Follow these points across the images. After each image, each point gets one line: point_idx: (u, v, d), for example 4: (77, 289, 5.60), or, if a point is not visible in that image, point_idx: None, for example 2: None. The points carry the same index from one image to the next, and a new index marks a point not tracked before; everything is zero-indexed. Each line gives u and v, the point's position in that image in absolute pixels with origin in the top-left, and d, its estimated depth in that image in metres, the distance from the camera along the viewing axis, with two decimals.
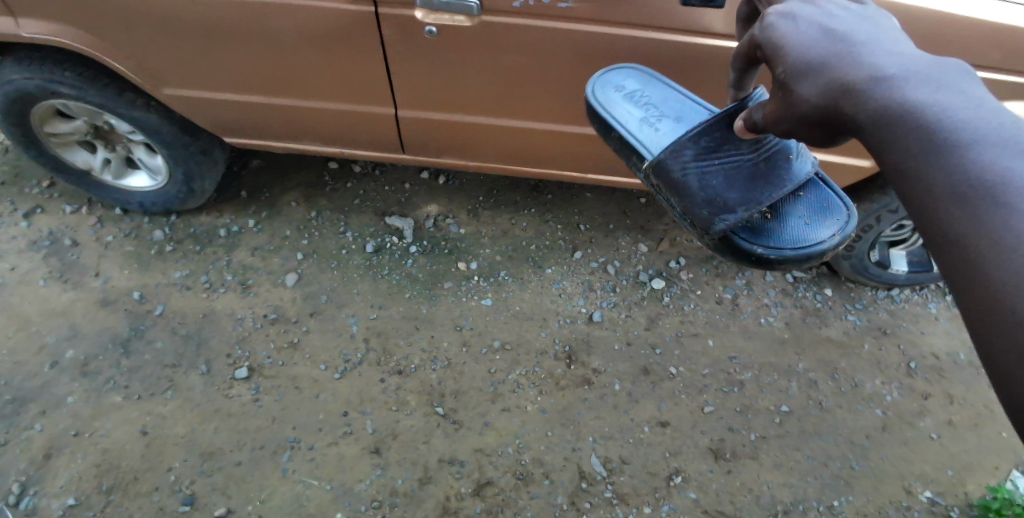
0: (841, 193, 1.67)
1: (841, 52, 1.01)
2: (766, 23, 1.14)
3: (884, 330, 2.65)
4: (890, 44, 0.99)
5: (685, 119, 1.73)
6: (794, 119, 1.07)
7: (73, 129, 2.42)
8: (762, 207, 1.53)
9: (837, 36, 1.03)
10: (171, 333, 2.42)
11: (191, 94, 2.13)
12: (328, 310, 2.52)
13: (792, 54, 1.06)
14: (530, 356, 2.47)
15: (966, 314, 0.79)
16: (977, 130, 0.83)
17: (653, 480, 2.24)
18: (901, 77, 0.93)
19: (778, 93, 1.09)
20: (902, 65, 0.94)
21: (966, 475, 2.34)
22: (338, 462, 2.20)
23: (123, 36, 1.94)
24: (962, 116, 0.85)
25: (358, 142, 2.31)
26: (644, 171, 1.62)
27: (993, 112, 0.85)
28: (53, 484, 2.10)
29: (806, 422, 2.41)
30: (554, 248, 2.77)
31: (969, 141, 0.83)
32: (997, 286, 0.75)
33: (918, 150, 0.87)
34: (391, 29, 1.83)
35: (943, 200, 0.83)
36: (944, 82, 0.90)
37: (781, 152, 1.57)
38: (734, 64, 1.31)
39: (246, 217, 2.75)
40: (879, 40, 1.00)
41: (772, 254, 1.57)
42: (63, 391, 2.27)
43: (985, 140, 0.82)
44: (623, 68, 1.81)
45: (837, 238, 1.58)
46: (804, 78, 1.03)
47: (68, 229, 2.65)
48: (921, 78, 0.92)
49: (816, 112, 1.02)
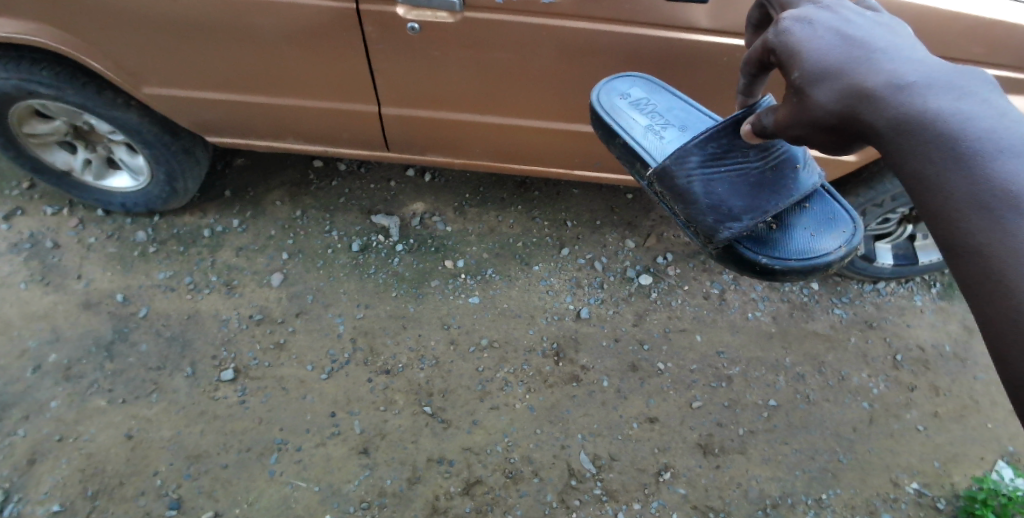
0: (845, 206, 1.70)
1: (861, 59, 1.03)
2: (781, 27, 1.14)
3: (870, 323, 2.67)
4: (907, 53, 1.02)
5: (691, 126, 1.77)
6: (807, 125, 1.09)
7: (52, 130, 2.38)
8: (767, 215, 1.55)
9: (855, 43, 1.05)
10: (155, 335, 2.40)
11: (172, 93, 2.10)
12: (314, 310, 2.51)
13: (809, 59, 1.07)
14: (517, 353, 2.47)
15: (982, 318, 0.86)
16: (1000, 141, 0.88)
17: (642, 476, 2.24)
18: (923, 86, 0.97)
19: (792, 98, 1.11)
20: (923, 74, 0.98)
21: (952, 466, 2.36)
22: (326, 463, 2.19)
23: (100, 35, 1.91)
24: (984, 126, 0.90)
25: (343, 140, 2.30)
26: (649, 179, 1.63)
27: (1014, 121, 0.90)
28: (37, 490, 2.07)
29: (793, 416, 2.42)
30: (541, 245, 2.76)
31: (994, 151, 0.88)
32: (1016, 295, 0.82)
33: (943, 159, 0.91)
34: (373, 27, 1.81)
35: (966, 209, 0.88)
36: (964, 92, 0.95)
37: (788, 161, 1.59)
38: (745, 69, 1.27)
39: (230, 217, 2.72)
40: (896, 47, 1.03)
41: (776, 264, 1.60)
42: (46, 396, 2.24)
43: (1009, 149, 0.87)
44: (628, 75, 1.84)
45: (843, 250, 1.61)
46: (820, 83, 1.05)
47: (49, 230, 2.61)
48: (942, 86, 0.96)
49: (834, 119, 1.05)
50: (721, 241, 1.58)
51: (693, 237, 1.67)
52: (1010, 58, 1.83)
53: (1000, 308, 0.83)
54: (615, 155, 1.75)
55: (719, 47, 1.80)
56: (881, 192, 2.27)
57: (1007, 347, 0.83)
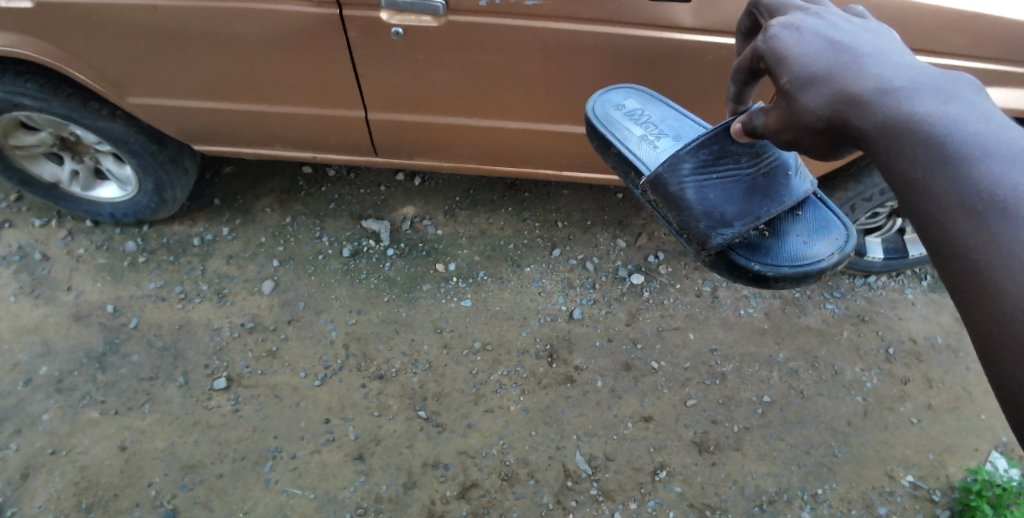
0: (839, 212, 1.70)
1: (848, 64, 1.04)
2: (770, 33, 1.16)
3: (862, 317, 2.67)
4: (895, 57, 1.03)
5: (684, 136, 1.82)
6: (797, 130, 1.10)
7: (38, 141, 2.36)
8: (759, 221, 1.57)
9: (842, 48, 1.06)
10: (147, 345, 2.39)
11: (157, 102, 2.10)
12: (306, 316, 2.50)
13: (797, 64, 1.09)
14: (511, 355, 2.46)
15: (972, 323, 0.84)
16: (986, 143, 0.88)
17: (638, 475, 2.24)
18: (909, 89, 0.97)
19: (782, 103, 1.12)
20: (910, 77, 0.99)
21: (947, 457, 2.37)
22: (321, 470, 2.18)
23: (82, 45, 1.90)
24: (971, 128, 0.90)
25: (330, 146, 2.29)
26: (643, 187, 1.64)
27: (1001, 124, 0.90)
28: (31, 504, 2.06)
29: (787, 411, 2.42)
30: (533, 246, 2.76)
31: (978, 153, 0.87)
32: (1005, 298, 0.80)
33: (928, 160, 0.91)
34: (357, 32, 1.81)
35: (952, 211, 0.87)
36: (951, 95, 0.95)
37: (780, 167, 1.60)
38: (734, 77, 1.30)
39: (220, 225, 2.71)
40: (883, 52, 1.05)
41: (769, 271, 1.61)
42: (38, 409, 2.23)
43: (993, 151, 0.86)
44: (624, 88, 1.89)
45: (836, 257, 1.61)
46: (808, 88, 1.06)
47: (38, 242, 2.60)
48: (928, 89, 0.96)
49: (823, 123, 1.05)
50: (714, 247, 1.59)
51: (685, 242, 1.69)
52: (993, 50, 1.84)
53: (987, 311, 0.82)
54: (611, 163, 1.82)
55: (702, 45, 1.80)
56: (869, 186, 2.27)
57: (996, 350, 0.81)
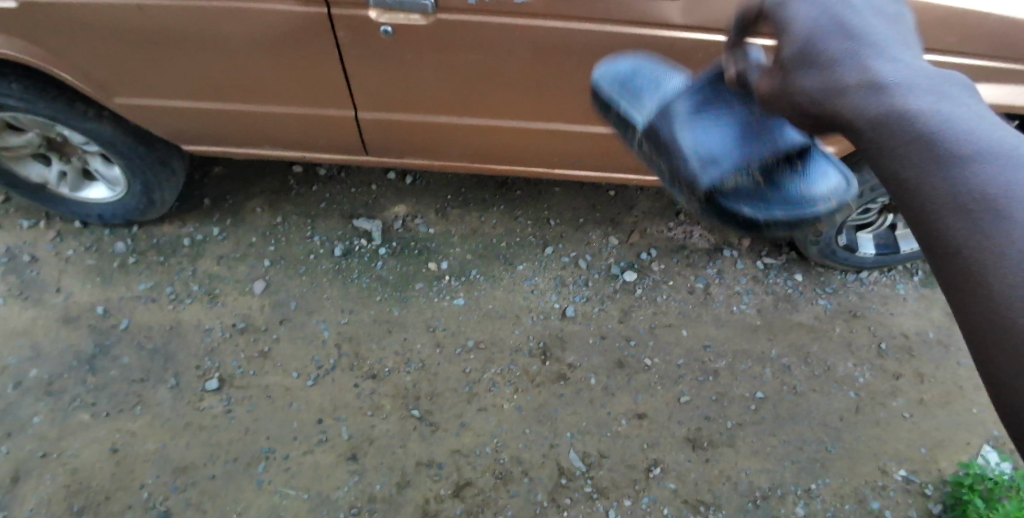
0: None
1: (843, 42, 0.84)
2: None
3: (854, 313, 2.68)
4: (894, 49, 0.83)
5: None
6: (787, 111, 0.91)
7: (25, 143, 2.32)
8: None
9: (841, 21, 0.86)
10: (137, 347, 2.37)
11: (144, 103, 2.08)
12: (298, 317, 2.49)
13: (790, 34, 0.89)
14: (504, 354, 2.46)
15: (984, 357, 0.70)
16: (982, 151, 0.71)
17: (631, 472, 2.25)
18: (906, 85, 0.78)
19: (772, 77, 0.93)
20: (904, 71, 0.79)
21: (939, 452, 2.38)
22: (314, 471, 2.17)
23: (67, 45, 1.88)
24: (969, 133, 0.72)
25: (321, 145, 2.28)
26: None
27: (1006, 135, 0.71)
28: (21, 508, 2.04)
29: (780, 407, 2.43)
30: (525, 245, 2.75)
31: (975, 161, 0.70)
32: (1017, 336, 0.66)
33: (917, 162, 0.74)
34: (345, 31, 1.79)
35: (949, 222, 0.71)
36: (947, 92, 0.77)
37: None
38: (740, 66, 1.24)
39: (210, 226, 2.69)
40: (885, 41, 0.84)
41: None
42: (28, 413, 2.21)
43: (993, 158, 0.70)
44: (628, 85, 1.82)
45: None
46: (805, 65, 0.87)
47: (26, 245, 2.57)
48: (919, 83, 0.78)
49: (813, 107, 0.86)
50: None
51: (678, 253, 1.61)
52: (982, 46, 1.84)
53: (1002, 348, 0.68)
54: None
55: (691, 43, 1.80)
56: (859, 183, 2.28)
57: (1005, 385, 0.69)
